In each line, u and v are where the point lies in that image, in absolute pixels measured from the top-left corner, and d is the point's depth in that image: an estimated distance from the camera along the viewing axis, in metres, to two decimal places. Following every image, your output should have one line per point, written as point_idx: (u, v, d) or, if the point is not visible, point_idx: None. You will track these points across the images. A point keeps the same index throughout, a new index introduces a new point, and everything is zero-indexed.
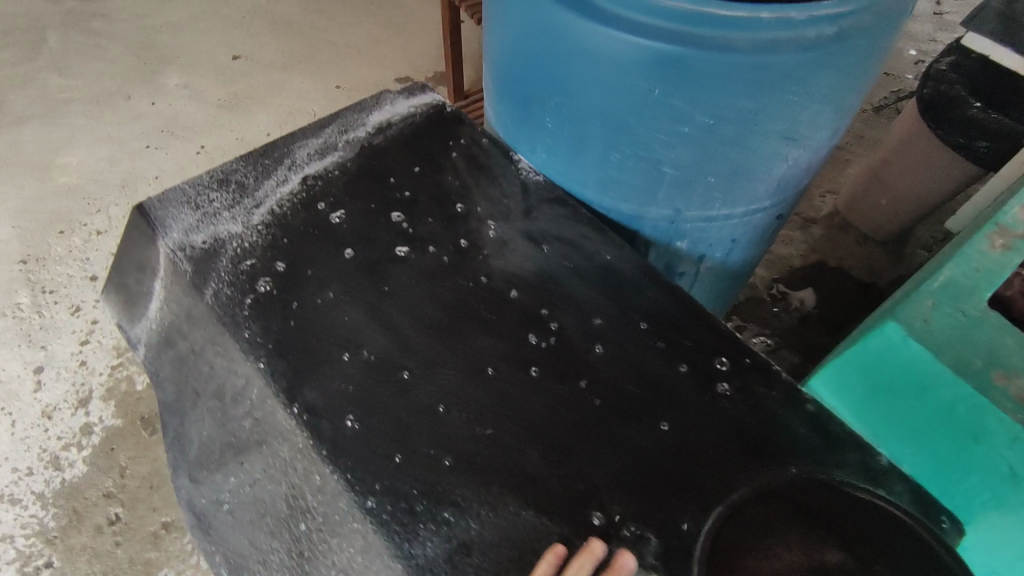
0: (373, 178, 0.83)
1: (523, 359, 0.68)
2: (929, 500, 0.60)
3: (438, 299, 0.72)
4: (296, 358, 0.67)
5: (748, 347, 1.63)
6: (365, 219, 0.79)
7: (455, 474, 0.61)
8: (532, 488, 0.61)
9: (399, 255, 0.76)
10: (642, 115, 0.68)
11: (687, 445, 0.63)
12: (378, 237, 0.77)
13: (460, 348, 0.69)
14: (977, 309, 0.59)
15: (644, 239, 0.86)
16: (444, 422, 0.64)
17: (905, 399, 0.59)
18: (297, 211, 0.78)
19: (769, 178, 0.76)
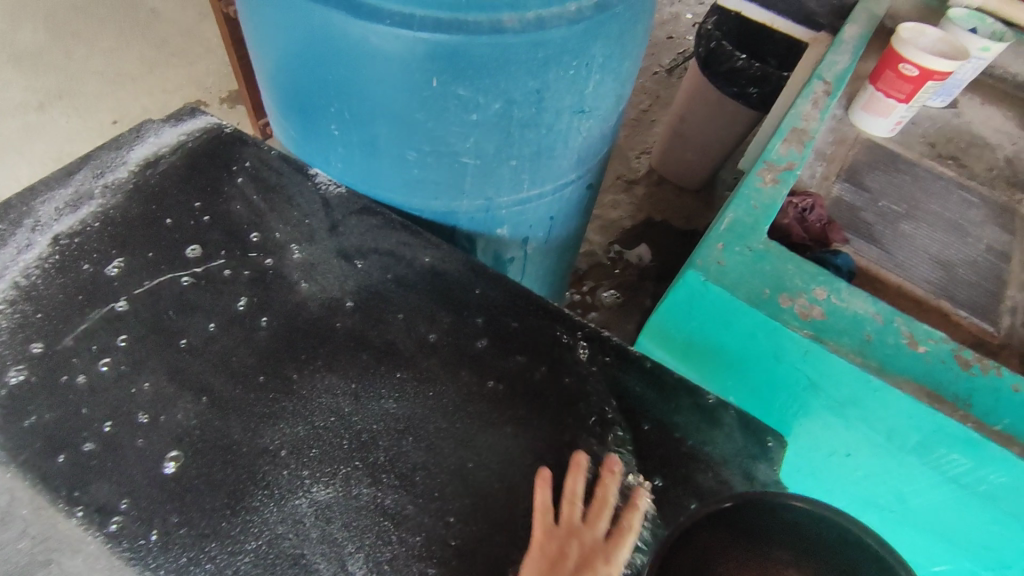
0: (147, 222, 0.72)
1: (354, 386, 0.63)
2: (754, 423, 0.64)
3: (244, 342, 0.64)
4: (79, 448, 0.57)
5: (603, 305, 1.70)
6: (144, 270, 0.69)
7: (295, 532, 0.54)
8: (386, 521, 0.56)
9: (189, 303, 0.66)
10: (429, 108, 0.65)
11: (539, 432, 0.62)
12: (160, 287, 0.67)
13: (280, 392, 0.62)
14: (759, 241, 0.63)
15: (464, 232, 0.84)
16: (274, 477, 0.57)
17: (719, 336, 0.62)
18: (52, 278, 0.66)
19: (569, 153, 0.77)
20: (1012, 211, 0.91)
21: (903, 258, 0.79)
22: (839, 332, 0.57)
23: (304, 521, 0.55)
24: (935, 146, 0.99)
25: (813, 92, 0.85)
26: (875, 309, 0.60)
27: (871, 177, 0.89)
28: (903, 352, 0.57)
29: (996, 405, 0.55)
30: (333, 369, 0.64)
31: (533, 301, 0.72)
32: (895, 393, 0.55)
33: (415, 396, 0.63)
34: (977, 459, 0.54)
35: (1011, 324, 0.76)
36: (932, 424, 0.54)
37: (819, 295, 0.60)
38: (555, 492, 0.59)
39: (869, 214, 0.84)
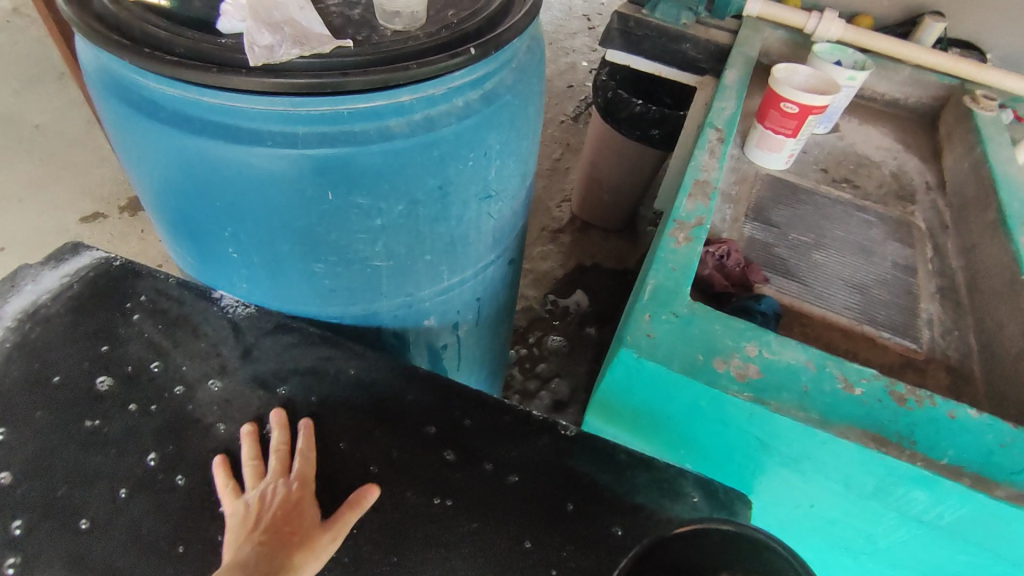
0: (34, 384, 0.65)
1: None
2: (716, 488, 0.63)
3: (160, 505, 0.58)
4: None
5: (549, 353, 1.67)
6: (34, 442, 0.61)
7: None
8: None
9: (90, 470, 0.60)
10: (330, 221, 0.63)
11: (500, 543, 0.58)
12: (54, 458, 0.60)
13: (206, 557, 0.55)
14: (684, 305, 0.62)
15: (391, 331, 0.80)
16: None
17: (664, 408, 0.61)
18: None
19: (484, 237, 0.76)
20: (908, 223, 0.96)
21: (822, 288, 0.82)
22: (777, 388, 0.57)
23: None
24: (828, 171, 1.04)
25: (708, 141, 0.88)
26: (806, 357, 0.60)
27: (777, 212, 0.92)
28: (841, 397, 0.57)
29: (936, 437, 0.55)
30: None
31: (471, 396, 0.69)
32: (843, 442, 0.54)
33: (360, 531, 0.58)
34: (932, 494, 0.54)
35: (930, 336, 0.79)
36: (883, 466, 0.54)
37: (751, 352, 0.60)
38: None
39: (782, 248, 0.86)
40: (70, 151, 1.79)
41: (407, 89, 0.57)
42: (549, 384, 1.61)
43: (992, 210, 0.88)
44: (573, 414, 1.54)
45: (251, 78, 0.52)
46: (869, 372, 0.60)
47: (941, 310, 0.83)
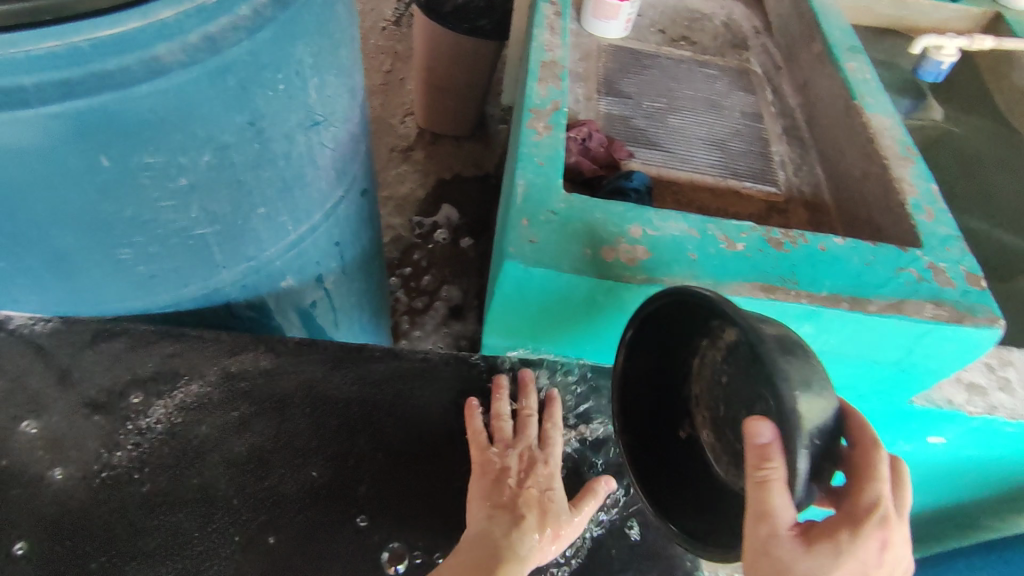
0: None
1: (185, 566, 0.49)
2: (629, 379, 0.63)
3: None
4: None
5: (431, 268, 1.59)
6: None
7: None
8: None
9: None
10: (117, 193, 0.49)
11: (425, 496, 0.55)
12: None
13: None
14: (560, 200, 0.58)
15: (244, 305, 0.69)
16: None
17: (564, 311, 0.57)
18: None
19: (322, 172, 0.65)
20: (747, 71, 0.98)
21: (683, 151, 0.81)
22: (668, 262, 0.55)
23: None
24: (666, 32, 1.02)
25: (545, 18, 0.80)
26: (687, 225, 0.59)
27: (626, 81, 0.89)
28: (727, 256, 0.57)
29: (815, 272, 0.57)
30: (147, 557, 0.49)
31: (355, 356, 0.62)
32: (738, 299, 0.55)
33: (268, 530, 0.51)
34: (820, 324, 0.57)
35: (786, 177, 0.82)
36: (775, 312, 0.56)
37: (636, 233, 0.57)
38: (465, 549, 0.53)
39: (639, 119, 0.84)
40: None
41: (162, 2, 0.42)
42: (439, 296, 1.55)
43: (817, 42, 0.91)
44: (472, 325, 1.51)
45: None
46: (745, 225, 0.60)
47: (790, 149, 0.86)
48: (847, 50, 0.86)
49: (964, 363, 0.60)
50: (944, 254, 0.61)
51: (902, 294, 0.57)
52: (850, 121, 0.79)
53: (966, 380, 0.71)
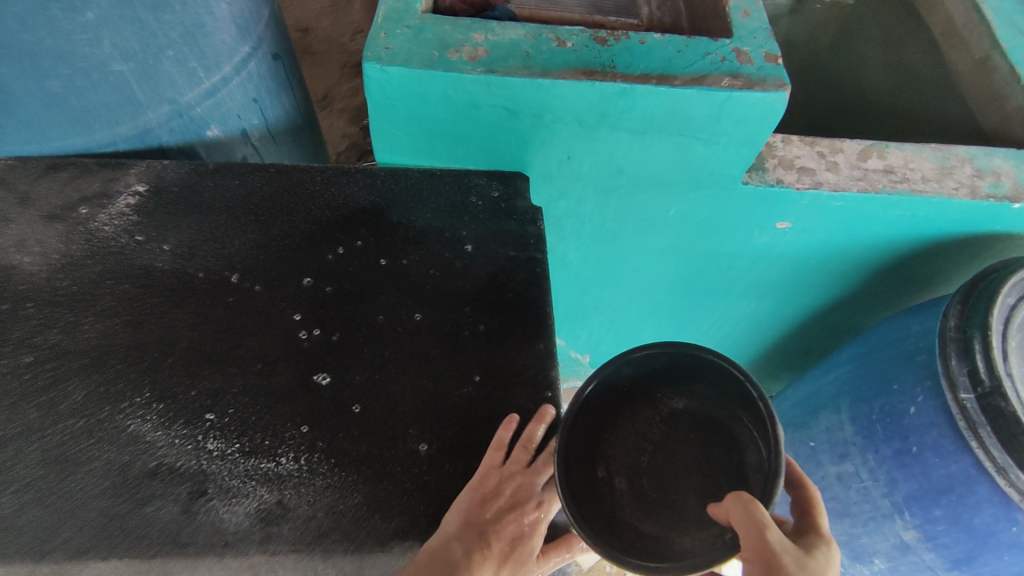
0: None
1: (125, 358, 0.59)
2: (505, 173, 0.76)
3: None
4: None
5: None
6: None
7: (118, 446, 0.56)
8: (205, 392, 0.59)
9: None
10: (35, 24, 0.61)
11: (324, 265, 0.67)
12: None
13: (38, 418, 0.56)
14: (414, 18, 0.69)
15: (175, 149, 0.80)
16: (109, 421, 0.57)
17: (427, 111, 0.69)
18: None
19: (224, 23, 0.75)
20: None
21: None
22: (504, 59, 0.66)
23: (163, 473, 0.55)
24: None
25: None
26: (525, 31, 0.69)
27: None
28: (555, 52, 0.68)
29: (631, 60, 0.68)
30: (88, 350, 0.59)
31: (264, 175, 0.73)
32: (561, 83, 0.66)
33: (183, 290, 0.64)
34: (636, 101, 0.67)
35: (649, 11, 0.91)
36: (596, 94, 0.67)
37: (479, 39, 0.68)
38: (363, 293, 0.66)
39: None
40: None
41: None
42: None
43: None
44: None
45: None
46: (579, 30, 0.71)
47: None
48: None
49: (764, 133, 0.71)
50: (749, 41, 0.72)
51: (704, 70, 0.68)
52: None
53: (799, 164, 0.82)
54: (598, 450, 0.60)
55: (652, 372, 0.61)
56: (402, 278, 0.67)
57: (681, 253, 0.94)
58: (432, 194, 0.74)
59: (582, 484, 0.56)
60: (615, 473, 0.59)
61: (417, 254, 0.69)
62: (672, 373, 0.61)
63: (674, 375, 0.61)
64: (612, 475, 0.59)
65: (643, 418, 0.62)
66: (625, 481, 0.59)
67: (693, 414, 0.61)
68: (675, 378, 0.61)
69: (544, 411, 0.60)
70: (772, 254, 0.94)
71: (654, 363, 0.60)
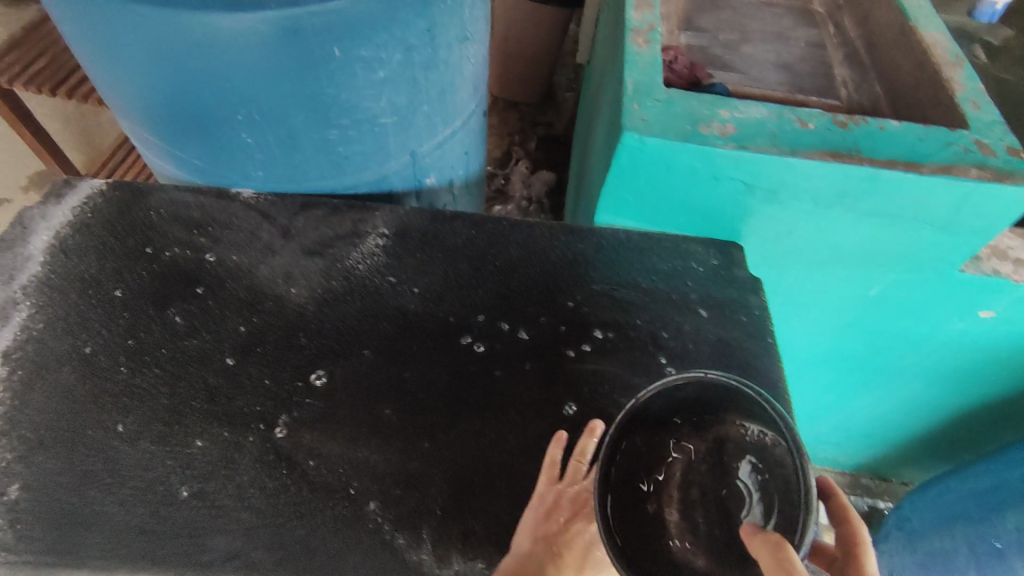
0: (99, 292, 0.67)
1: (389, 395, 0.62)
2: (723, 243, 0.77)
3: (254, 357, 0.64)
4: (177, 524, 0.54)
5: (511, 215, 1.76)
6: (136, 340, 0.64)
7: (394, 480, 0.58)
8: (467, 434, 0.61)
9: (184, 336, 0.65)
10: (337, 80, 0.65)
11: (561, 317, 0.69)
12: (147, 343, 0.64)
13: (318, 446, 0.59)
14: (662, 92, 0.72)
15: (400, 194, 0.85)
16: (382, 454, 0.59)
17: (665, 180, 0.72)
18: (49, 383, 0.61)
19: (465, 82, 0.80)
20: (811, 10, 1.09)
21: (756, 73, 0.94)
22: (752, 136, 0.69)
23: (438, 513, 0.56)
24: None
25: None
26: (768, 111, 0.71)
27: (703, 18, 1.02)
28: (801, 132, 0.70)
29: (875, 146, 0.69)
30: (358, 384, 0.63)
31: (496, 226, 0.76)
32: (810, 163, 0.67)
33: (434, 333, 0.67)
34: (880, 186, 0.68)
35: (847, 94, 0.93)
36: (841, 176, 0.68)
37: (725, 116, 0.70)
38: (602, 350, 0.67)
39: (717, 48, 0.97)
40: None
41: None
42: None
43: None
44: None
45: None
46: (816, 112, 0.73)
47: (851, 72, 0.97)
48: None
49: (1000, 227, 0.71)
50: (988, 133, 0.72)
51: (951, 159, 0.68)
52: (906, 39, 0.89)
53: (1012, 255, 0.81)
54: (636, 486, 0.57)
55: (682, 404, 0.58)
56: (637, 338, 0.68)
57: (865, 330, 0.93)
58: (654, 256, 0.76)
59: (635, 524, 0.54)
60: (664, 506, 0.57)
61: (648, 315, 0.70)
62: (693, 403, 0.57)
63: (688, 406, 0.57)
64: (663, 506, 0.57)
65: (687, 449, 0.59)
66: (676, 513, 0.56)
67: (738, 443, 0.57)
68: (700, 409, 0.58)
69: (592, 426, 0.60)
70: (960, 341, 0.92)
71: (677, 394, 0.56)
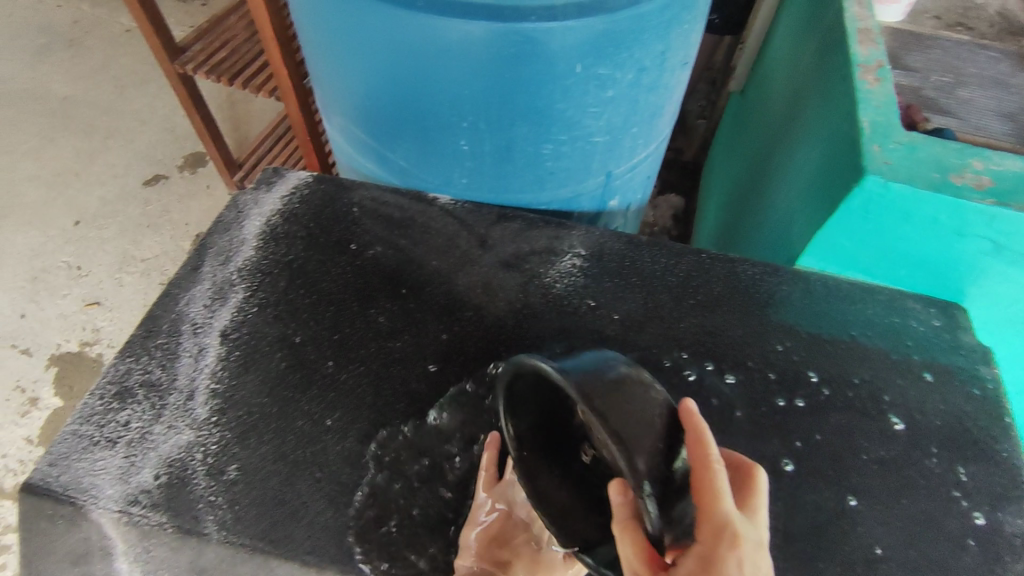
0: (306, 282, 0.68)
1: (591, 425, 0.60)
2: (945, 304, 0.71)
3: (455, 367, 0.63)
4: (384, 531, 0.54)
5: None
6: (342, 335, 0.64)
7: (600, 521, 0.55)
8: None
9: (387, 337, 0.65)
10: (570, 97, 0.64)
11: (771, 366, 0.64)
12: (352, 339, 0.64)
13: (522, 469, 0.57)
14: (905, 135, 0.67)
15: (585, 214, 0.83)
16: (589, 490, 0.57)
17: (898, 230, 0.66)
18: (262, 369, 0.62)
19: (672, 106, 0.78)
20: None
21: (977, 121, 0.87)
22: (1014, 193, 0.62)
23: None
24: (941, 18, 1.07)
25: None
26: None
27: (912, 58, 0.96)
28: None
29: None
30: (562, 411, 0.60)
31: (697, 258, 0.72)
32: None
33: (637, 365, 0.63)
34: None
35: None
36: None
37: (979, 167, 0.64)
38: (817, 408, 0.62)
39: (930, 90, 0.91)
40: (140, 131, 1.89)
41: None
42: None
43: None
44: None
45: None
46: None
47: None
48: None
49: None
50: None
51: None
52: None
53: None
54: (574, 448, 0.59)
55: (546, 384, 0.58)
56: (856, 399, 0.63)
57: None
58: (868, 310, 0.70)
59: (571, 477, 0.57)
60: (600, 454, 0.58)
61: (867, 374, 0.65)
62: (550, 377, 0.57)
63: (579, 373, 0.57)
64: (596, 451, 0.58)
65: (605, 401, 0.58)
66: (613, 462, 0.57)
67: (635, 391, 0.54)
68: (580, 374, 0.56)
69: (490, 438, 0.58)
70: None
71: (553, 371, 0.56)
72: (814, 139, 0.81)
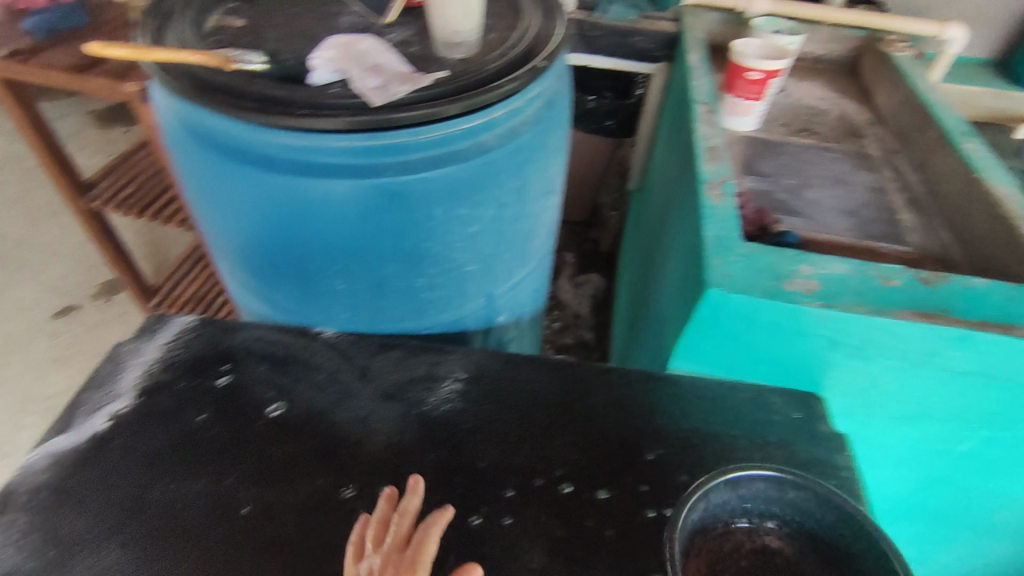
0: (179, 431, 0.67)
1: (467, 558, 0.59)
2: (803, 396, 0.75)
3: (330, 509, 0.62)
4: None
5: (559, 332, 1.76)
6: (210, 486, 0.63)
7: None
8: None
9: (260, 483, 0.63)
10: (433, 235, 0.69)
11: (643, 476, 0.66)
12: (223, 489, 0.63)
13: None
14: (742, 246, 0.74)
15: (473, 332, 0.87)
16: None
17: (747, 332, 0.72)
18: (121, 533, 0.59)
19: (544, 229, 0.84)
20: (866, 155, 1.14)
21: (821, 218, 0.96)
22: (838, 295, 0.69)
23: None
24: (789, 125, 1.21)
25: (702, 114, 1.01)
26: (849, 267, 0.73)
27: (763, 164, 1.07)
28: (886, 290, 0.70)
29: (964, 307, 0.69)
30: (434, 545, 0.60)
31: (572, 372, 0.76)
32: (898, 324, 0.67)
33: (512, 488, 0.64)
34: (974, 349, 0.67)
35: (915, 239, 0.95)
36: (934, 335, 0.67)
37: (807, 271, 0.72)
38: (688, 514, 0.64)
39: (780, 192, 1.01)
40: (56, 261, 1.86)
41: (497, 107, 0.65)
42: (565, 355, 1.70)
43: (931, 129, 1.06)
44: None
45: (382, 114, 0.59)
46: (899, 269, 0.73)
47: (916, 218, 0.99)
48: (962, 134, 1.01)
49: None
50: None
51: None
52: (973, 192, 0.92)
53: None
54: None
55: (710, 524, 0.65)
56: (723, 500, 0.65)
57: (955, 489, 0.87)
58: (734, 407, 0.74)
59: None
60: None
61: None
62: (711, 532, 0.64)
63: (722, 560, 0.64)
64: None
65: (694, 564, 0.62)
66: None
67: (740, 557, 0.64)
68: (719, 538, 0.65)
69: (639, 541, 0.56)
70: None
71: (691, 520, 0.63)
72: (678, 247, 0.89)
